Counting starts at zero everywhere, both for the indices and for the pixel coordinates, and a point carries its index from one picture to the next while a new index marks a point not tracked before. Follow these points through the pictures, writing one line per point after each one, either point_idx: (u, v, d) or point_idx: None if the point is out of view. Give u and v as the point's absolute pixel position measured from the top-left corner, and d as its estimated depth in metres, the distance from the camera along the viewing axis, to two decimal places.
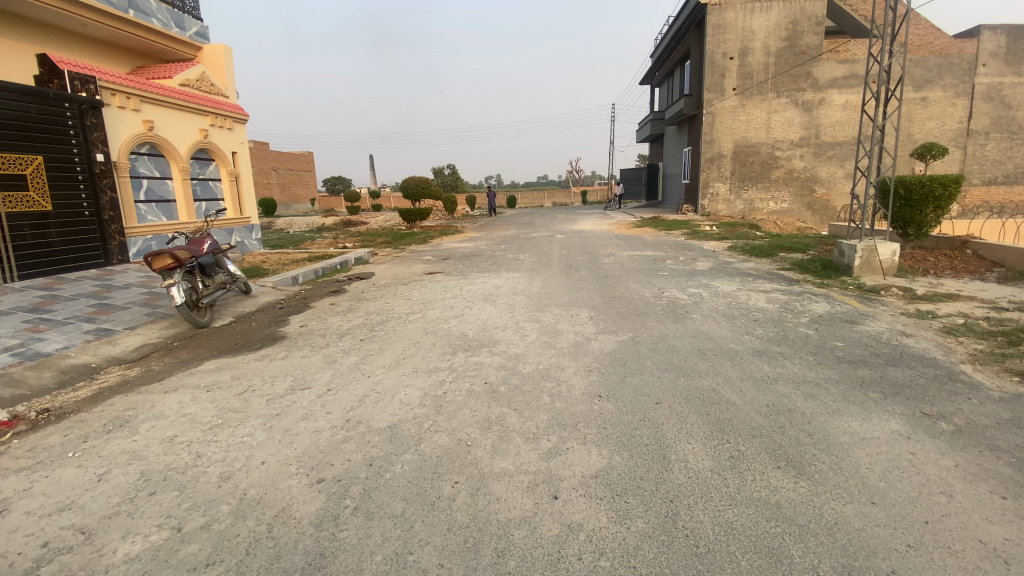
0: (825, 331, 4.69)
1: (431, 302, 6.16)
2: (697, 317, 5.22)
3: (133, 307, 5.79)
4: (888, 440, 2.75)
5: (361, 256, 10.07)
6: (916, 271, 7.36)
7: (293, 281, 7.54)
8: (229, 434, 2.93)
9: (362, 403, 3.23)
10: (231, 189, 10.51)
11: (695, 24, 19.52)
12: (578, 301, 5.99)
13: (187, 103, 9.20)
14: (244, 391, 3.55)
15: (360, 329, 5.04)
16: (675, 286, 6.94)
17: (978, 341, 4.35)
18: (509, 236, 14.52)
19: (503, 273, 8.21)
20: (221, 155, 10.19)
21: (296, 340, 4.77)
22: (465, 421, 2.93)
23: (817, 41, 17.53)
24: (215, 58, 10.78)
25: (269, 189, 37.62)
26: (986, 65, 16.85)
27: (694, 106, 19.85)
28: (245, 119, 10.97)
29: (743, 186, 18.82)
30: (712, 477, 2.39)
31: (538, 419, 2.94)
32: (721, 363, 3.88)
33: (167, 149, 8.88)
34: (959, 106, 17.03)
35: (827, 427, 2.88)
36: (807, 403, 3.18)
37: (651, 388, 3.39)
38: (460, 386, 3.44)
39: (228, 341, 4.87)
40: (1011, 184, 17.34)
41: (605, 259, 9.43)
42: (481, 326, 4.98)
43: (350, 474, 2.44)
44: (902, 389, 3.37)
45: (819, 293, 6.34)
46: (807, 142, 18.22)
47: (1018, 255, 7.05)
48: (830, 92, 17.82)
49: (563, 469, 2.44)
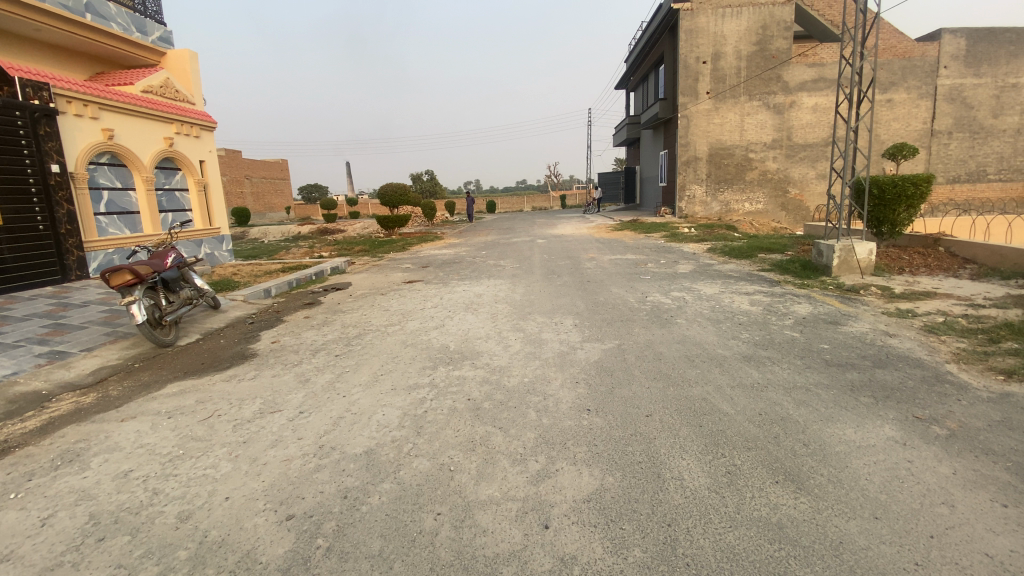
0: (811, 333, 4.65)
1: (410, 313, 5.95)
2: (682, 322, 5.14)
3: (92, 327, 5.46)
4: (884, 448, 2.66)
5: (337, 265, 9.79)
6: (892, 270, 7.45)
7: (266, 294, 7.27)
8: (190, 467, 2.70)
9: (337, 426, 3.03)
10: (200, 199, 10.12)
11: (668, 29, 19.75)
12: (561, 307, 5.86)
13: (150, 110, 8.84)
14: (209, 417, 3.32)
15: (336, 343, 4.82)
16: (658, 290, 6.88)
17: (960, 339, 4.36)
18: (490, 242, 14.36)
19: (483, 280, 8.03)
20: (188, 164, 9.81)
21: (267, 358, 4.53)
22: (446, 443, 2.76)
23: (786, 45, 17.90)
24: (180, 64, 10.41)
25: (242, 198, 36.66)
26: (948, 67, 17.39)
27: (670, 109, 20.04)
28: (213, 127, 10.61)
29: (719, 188, 19.04)
30: (709, 496, 2.28)
31: (525, 438, 2.78)
32: (710, 370, 3.79)
33: (129, 158, 8.50)
34: (923, 107, 17.57)
35: (821, 435, 2.79)
36: (799, 410, 3.09)
37: (641, 400, 3.26)
38: (441, 405, 3.26)
39: (194, 360, 4.59)
40: (974, 183, 17.89)
41: (586, 263, 9.36)
42: (463, 337, 4.81)
43: (323, 509, 2.25)
44: (893, 392, 3.30)
45: (801, 294, 6.33)
46: (779, 144, 18.53)
47: (989, 252, 7.20)
48: (800, 94, 18.17)
49: (553, 494, 2.29)
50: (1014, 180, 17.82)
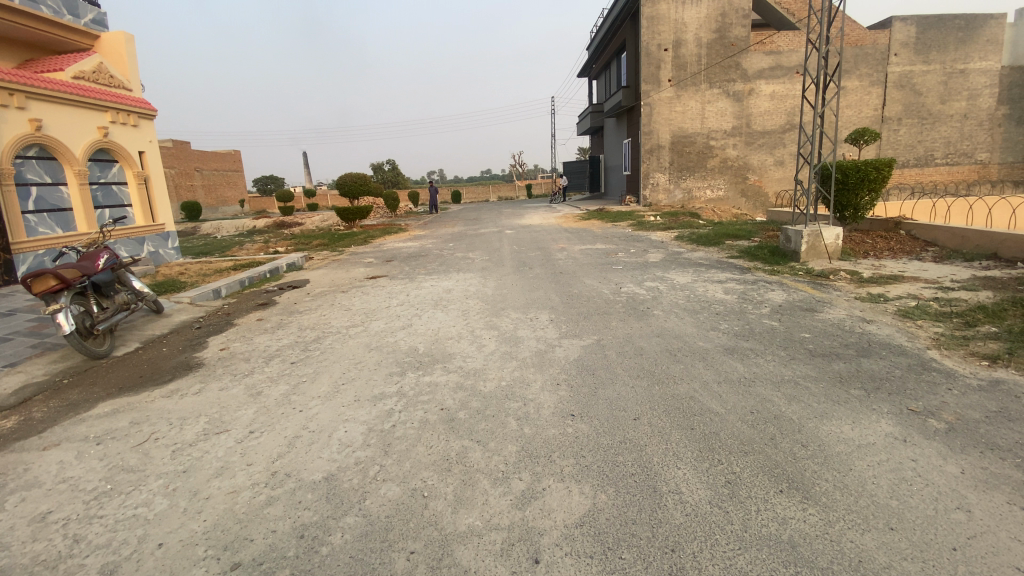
0: (789, 321, 4.56)
1: (374, 312, 5.57)
2: (659, 314, 4.96)
3: (13, 338, 4.84)
4: (885, 446, 2.53)
5: (294, 261, 9.23)
6: (857, 254, 7.53)
7: (215, 294, 6.73)
8: (117, 506, 2.29)
9: (292, 449, 2.69)
10: (140, 194, 9.33)
11: (629, 16, 19.60)
12: (535, 302, 5.60)
13: (81, 97, 8.01)
14: (144, 442, 2.88)
15: (292, 349, 4.41)
16: (631, 280, 6.70)
17: (936, 323, 4.35)
18: (457, 233, 13.97)
19: (452, 274, 7.69)
20: (126, 155, 8.98)
21: (215, 368, 4.09)
22: (418, 463, 2.46)
23: (745, 33, 18.09)
24: (116, 48, 9.36)
25: (192, 192, 34.76)
26: (898, 55, 17.99)
27: (632, 97, 19.96)
28: (153, 115, 9.75)
29: (682, 176, 19.17)
30: (713, 512, 2.07)
31: (506, 452, 2.52)
32: (694, 364, 3.60)
33: (59, 150, 7.69)
34: (874, 94, 18.17)
35: (819, 434, 2.65)
36: (791, 407, 2.93)
37: (626, 402, 3.04)
38: (411, 417, 2.95)
39: (130, 373, 4.10)
40: (923, 167, 18.61)
41: (557, 254, 9.14)
42: (433, 337, 4.49)
43: (275, 554, 1.93)
44: (882, 383, 3.21)
45: (774, 281, 6.28)
46: (740, 131, 18.77)
47: (950, 234, 7.38)
48: (759, 82, 18.39)
49: (542, 519, 2.04)
50: (958, 164, 18.65)
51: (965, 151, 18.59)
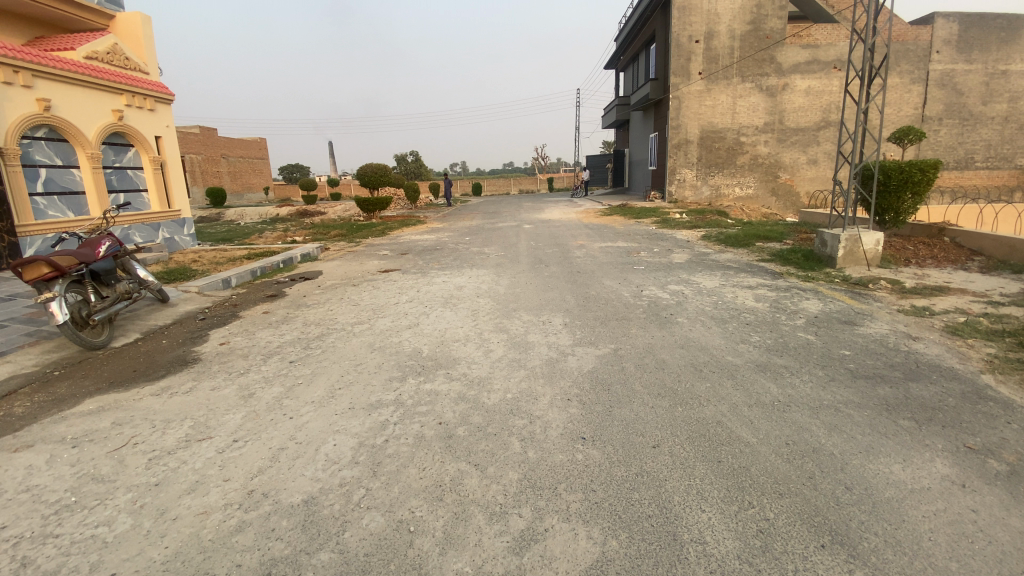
0: (826, 335, 4.17)
1: (381, 308, 5.34)
2: (683, 322, 4.63)
3: (12, 326, 4.75)
4: (941, 492, 2.17)
5: (308, 252, 9.08)
6: (898, 261, 7.01)
7: (224, 284, 6.64)
8: (77, 524, 2.10)
9: (274, 464, 2.47)
10: (156, 179, 9.31)
11: (659, 6, 18.97)
12: (550, 303, 5.32)
13: (94, 78, 7.97)
14: (121, 447, 2.71)
15: (292, 347, 4.21)
16: (654, 282, 6.36)
17: (988, 343, 3.89)
18: (475, 227, 13.72)
19: (464, 270, 7.43)
20: (141, 139, 8.95)
21: (210, 365, 3.92)
22: (407, 489, 2.21)
23: (780, 25, 17.31)
24: (131, 29, 9.29)
25: (218, 178, 35.22)
26: (940, 52, 16.99)
27: (660, 90, 19.34)
28: (170, 100, 9.70)
29: (709, 172, 18.55)
30: (741, 571, 1.77)
31: (506, 481, 2.24)
32: (721, 383, 3.27)
33: (70, 132, 7.67)
34: (914, 92, 17.23)
35: (864, 474, 2.30)
36: (831, 439, 2.59)
37: (645, 425, 2.73)
38: (406, 432, 2.70)
39: (124, 367, 3.96)
40: (963, 170, 17.63)
41: (576, 251, 8.83)
42: (437, 339, 4.23)
43: None
44: (934, 412, 2.82)
45: (808, 289, 5.86)
46: (771, 128, 18.06)
47: (997, 243, 6.81)
48: (793, 77, 17.61)
49: (539, 570, 1.77)
50: (1000, 168, 17.59)
51: (1007, 155, 17.55)
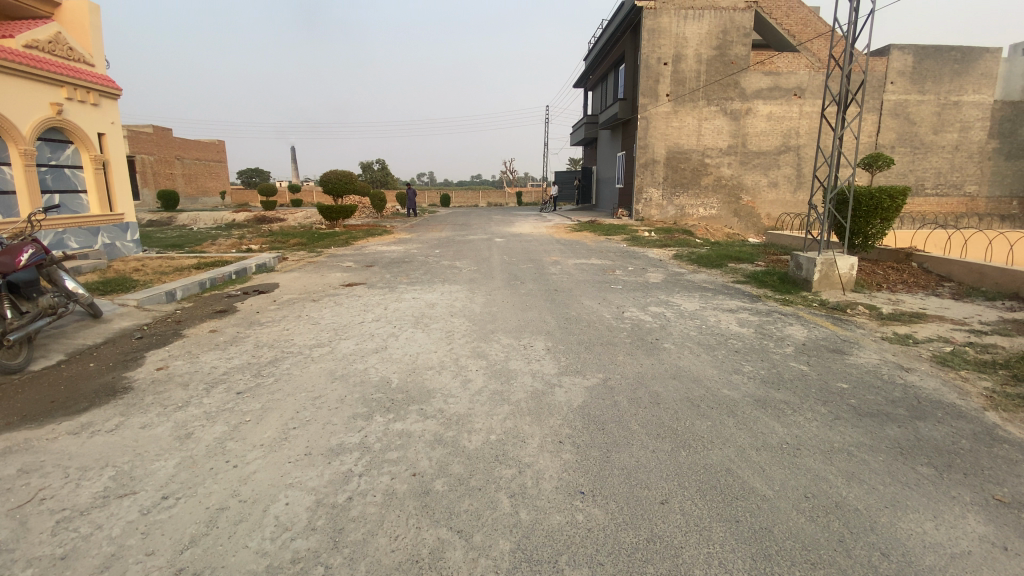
0: (819, 365, 4.00)
1: (344, 329, 4.87)
2: (671, 348, 4.38)
3: None
4: (985, 559, 1.94)
5: (264, 262, 8.44)
6: (871, 286, 7.05)
7: (168, 297, 6.01)
8: None
9: (213, 530, 2.02)
10: (97, 180, 8.51)
11: (630, 27, 19.26)
12: (529, 325, 5.00)
13: (33, 69, 7.22)
14: (23, 505, 2.19)
15: (241, 374, 3.70)
16: (634, 303, 6.13)
17: (982, 376, 3.80)
18: (444, 238, 13.35)
19: (436, 285, 7.04)
20: (82, 136, 8.17)
21: (143, 396, 3.36)
22: (376, 567, 1.81)
23: (745, 51, 17.84)
24: (78, 18, 8.53)
25: (171, 180, 33.41)
26: (894, 83, 17.90)
27: (629, 110, 19.59)
28: (117, 95, 8.94)
29: (675, 192, 18.81)
30: None
31: (497, 553, 1.88)
32: (723, 422, 3.00)
33: (3, 127, 6.91)
34: (869, 121, 18.10)
35: (897, 535, 2.06)
36: (852, 491, 2.35)
37: (648, 473, 2.43)
38: (373, 487, 2.28)
39: (40, 397, 3.35)
40: (914, 196, 18.54)
41: (550, 268, 8.59)
42: (409, 366, 3.82)
43: None
44: (950, 457, 2.64)
45: (789, 313, 5.77)
46: (735, 150, 18.50)
47: (965, 270, 6.96)
48: (756, 102, 18.14)
49: None
50: (948, 195, 18.58)
51: (955, 183, 18.54)
